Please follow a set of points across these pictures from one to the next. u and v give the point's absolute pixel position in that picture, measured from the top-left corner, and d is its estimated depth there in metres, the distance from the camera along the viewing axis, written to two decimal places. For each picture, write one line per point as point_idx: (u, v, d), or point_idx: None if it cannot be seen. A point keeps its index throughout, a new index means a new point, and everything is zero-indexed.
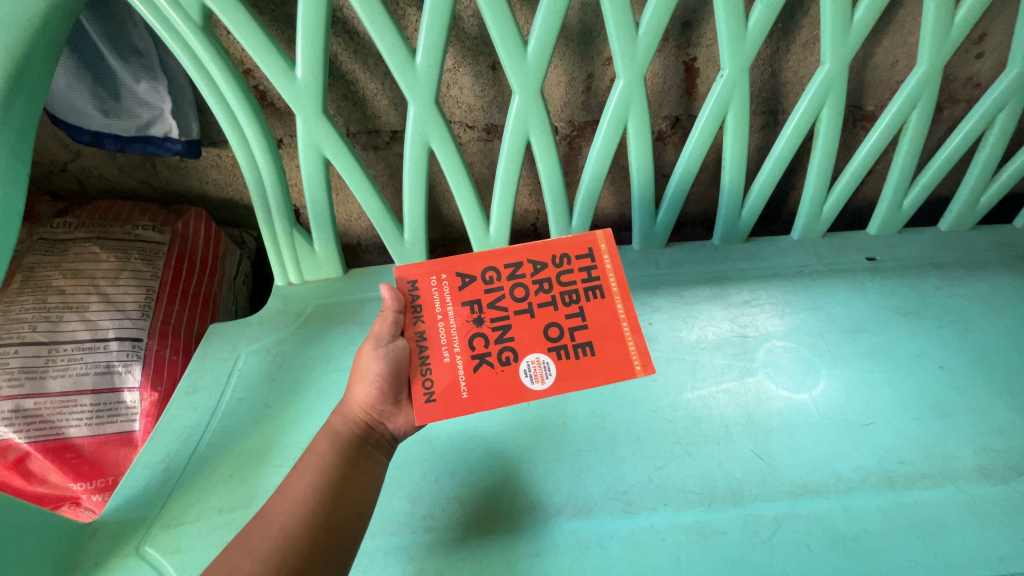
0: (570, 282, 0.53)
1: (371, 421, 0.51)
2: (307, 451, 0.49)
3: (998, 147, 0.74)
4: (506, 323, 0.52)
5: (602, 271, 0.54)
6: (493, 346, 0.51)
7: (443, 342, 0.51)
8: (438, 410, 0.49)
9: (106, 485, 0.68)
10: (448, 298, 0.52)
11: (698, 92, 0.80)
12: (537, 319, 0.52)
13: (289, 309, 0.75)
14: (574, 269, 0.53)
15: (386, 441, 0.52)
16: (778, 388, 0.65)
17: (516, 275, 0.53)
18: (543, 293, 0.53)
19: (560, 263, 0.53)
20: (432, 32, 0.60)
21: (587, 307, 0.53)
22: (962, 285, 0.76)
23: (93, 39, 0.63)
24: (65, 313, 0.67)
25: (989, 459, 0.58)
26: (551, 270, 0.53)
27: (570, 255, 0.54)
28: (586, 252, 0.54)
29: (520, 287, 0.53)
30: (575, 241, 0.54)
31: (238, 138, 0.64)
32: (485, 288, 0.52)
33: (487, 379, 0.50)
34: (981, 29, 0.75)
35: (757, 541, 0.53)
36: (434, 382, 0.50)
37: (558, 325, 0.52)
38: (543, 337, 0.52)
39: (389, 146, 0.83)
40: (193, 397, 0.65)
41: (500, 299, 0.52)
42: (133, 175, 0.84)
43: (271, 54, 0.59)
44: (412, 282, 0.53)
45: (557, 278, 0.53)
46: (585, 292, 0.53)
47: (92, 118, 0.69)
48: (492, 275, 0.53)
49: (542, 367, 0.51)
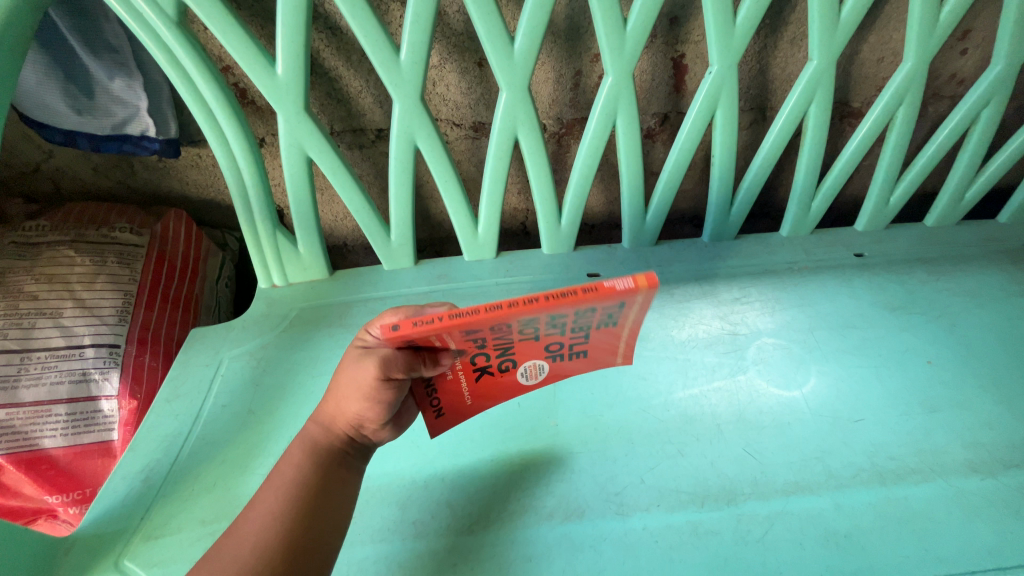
0: (590, 319, 0.40)
1: (355, 434, 0.49)
2: (281, 461, 0.47)
3: (982, 142, 0.74)
4: (507, 347, 0.43)
5: (633, 311, 0.40)
6: (493, 360, 0.45)
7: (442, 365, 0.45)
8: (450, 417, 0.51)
9: (83, 498, 0.68)
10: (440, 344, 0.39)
11: (687, 89, 0.79)
12: (540, 343, 0.43)
13: (273, 312, 0.73)
14: (597, 311, 0.38)
15: (366, 449, 0.51)
16: (769, 386, 0.65)
17: (528, 324, 0.38)
18: (555, 326, 0.41)
19: (585, 311, 0.38)
20: (416, 27, 0.58)
21: (600, 330, 0.43)
22: (948, 280, 0.76)
23: (64, 34, 0.61)
24: (39, 320, 0.65)
25: (978, 453, 0.59)
26: (570, 315, 0.38)
27: (597, 308, 0.38)
28: (618, 301, 0.38)
29: (530, 327, 0.40)
30: (612, 284, 0.35)
31: (217, 136, 0.63)
32: (492, 333, 0.39)
33: (492, 388, 0.49)
34: (965, 25, 0.76)
35: (750, 540, 0.53)
36: (439, 395, 0.49)
37: (561, 342, 0.44)
38: (547, 352, 0.45)
39: (374, 144, 0.81)
40: (173, 404, 0.63)
41: (504, 334, 0.40)
42: (109, 176, 0.82)
43: (250, 51, 0.57)
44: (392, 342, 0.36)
45: (574, 318, 0.39)
46: (603, 322, 0.41)
47: (64, 116, 0.67)
48: (499, 329, 0.38)
49: (541, 369, 0.49)
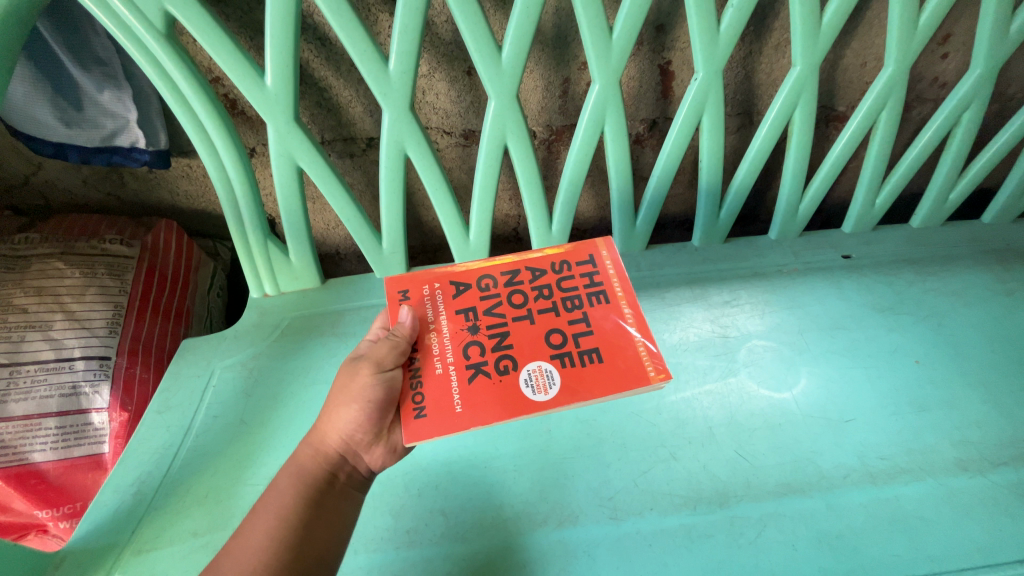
0: (568, 287, 0.52)
1: (346, 452, 0.48)
2: (270, 490, 0.47)
3: (965, 144, 0.76)
4: (503, 331, 0.50)
5: (602, 277, 0.53)
6: (490, 355, 0.49)
7: (432, 358, 0.49)
8: (429, 428, 0.45)
9: (74, 512, 0.66)
10: (441, 303, 0.52)
11: (674, 95, 0.80)
12: (537, 326, 0.50)
13: (265, 322, 0.73)
14: (574, 275, 0.53)
15: (361, 476, 0.50)
16: (760, 388, 0.65)
17: (516, 285, 0.53)
18: (543, 299, 0.52)
19: (560, 270, 0.53)
20: (405, 37, 0.59)
21: (591, 311, 0.51)
22: (935, 280, 0.77)
23: (53, 48, 0.61)
24: (28, 333, 0.65)
25: (966, 451, 0.59)
26: (551, 277, 0.53)
27: (566, 263, 0.54)
28: (580, 258, 0.54)
29: (519, 292, 0.52)
30: (571, 248, 0.55)
31: (207, 148, 0.63)
32: (482, 295, 0.52)
33: (482, 389, 0.47)
34: (945, 30, 0.77)
35: (743, 543, 0.53)
36: (424, 396, 0.47)
37: (561, 332, 0.50)
38: (546, 342, 0.49)
39: (366, 153, 0.81)
40: (165, 416, 0.63)
41: (497, 307, 0.51)
42: (99, 188, 0.82)
43: (239, 62, 0.57)
44: (405, 293, 0.53)
45: (557, 284, 0.53)
46: (586, 298, 0.52)
47: (54, 129, 0.67)
48: (489, 286, 0.53)
49: (550, 379, 0.47)
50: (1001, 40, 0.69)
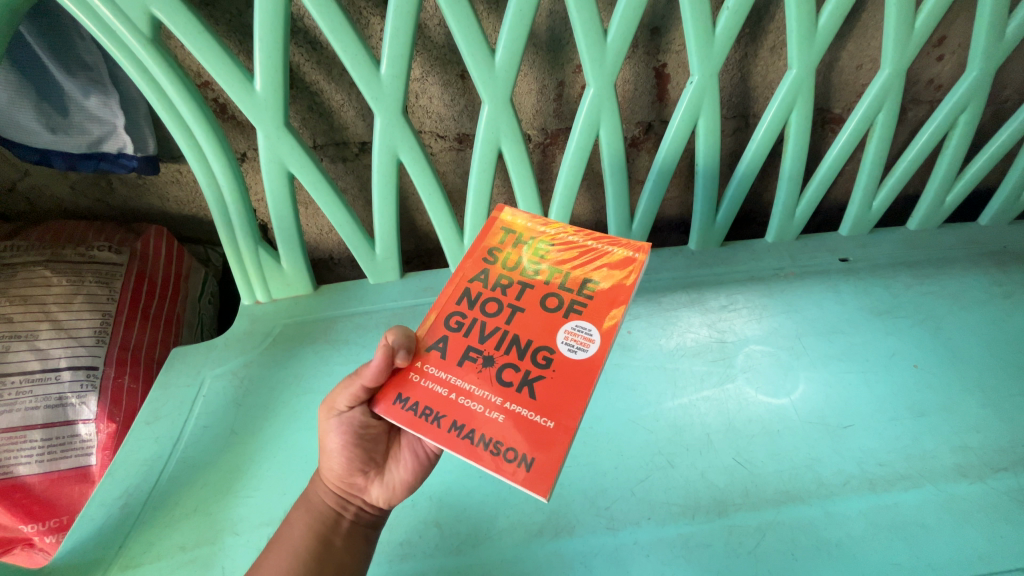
0: (515, 262, 0.50)
1: (346, 493, 0.47)
2: (287, 525, 0.47)
3: (961, 146, 0.75)
4: (511, 336, 0.45)
5: (530, 233, 0.52)
6: (526, 362, 0.43)
7: (484, 414, 0.41)
8: (549, 461, 0.39)
9: (61, 526, 0.64)
10: (439, 374, 0.43)
11: (670, 98, 0.80)
12: (527, 307, 0.46)
13: (256, 329, 0.72)
14: (511, 253, 0.50)
15: (371, 514, 0.48)
16: (758, 394, 0.65)
17: (473, 300, 0.48)
18: (508, 288, 0.48)
19: (499, 257, 0.50)
20: (396, 40, 0.58)
21: (549, 263, 0.49)
22: (932, 283, 0.77)
23: (37, 53, 0.60)
24: (13, 343, 0.64)
25: (966, 457, 0.59)
26: (497, 268, 0.49)
27: (497, 248, 0.51)
28: (501, 236, 0.52)
29: (487, 301, 0.47)
30: (489, 232, 0.52)
31: (196, 154, 0.62)
32: (464, 332, 0.46)
33: (552, 392, 0.42)
34: (940, 32, 0.77)
35: (742, 552, 0.52)
36: (514, 445, 0.40)
37: (548, 294, 0.47)
38: (547, 313, 0.46)
39: (358, 157, 0.80)
40: (153, 427, 0.62)
41: (484, 327, 0.46)
42: (87, 194, 0.80)
43: (228, 67, 0.57)
44: (399, 394, 0.42)
45: (506, 270, 0.49)
46: (537, 257, 0.50)
47: (39, 135, 0.65)
48: (459, 322, 0.46)
49: (585, 330, 0.44)
50: (997, 42, 0.68)
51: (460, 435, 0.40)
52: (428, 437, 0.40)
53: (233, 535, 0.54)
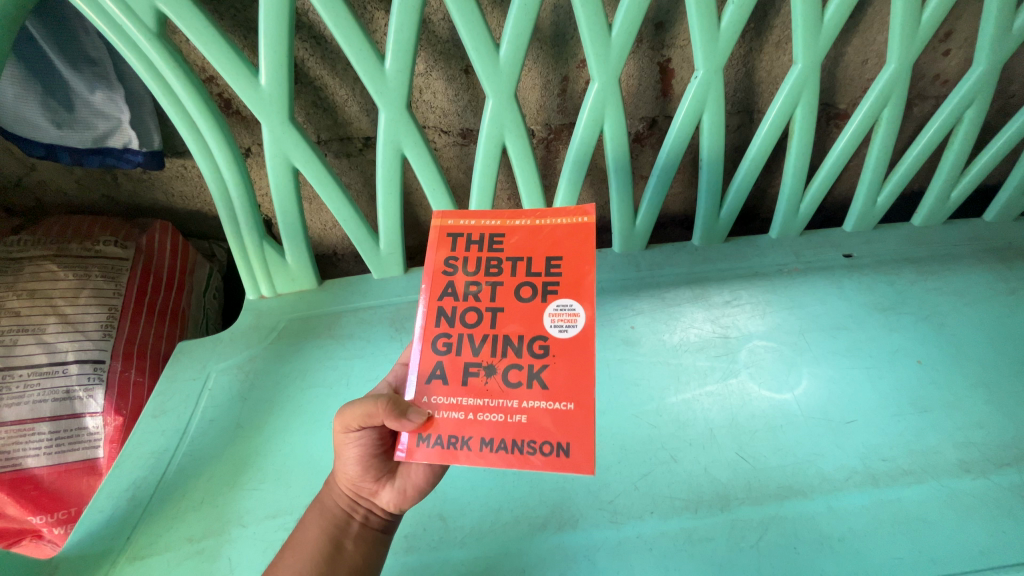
0: (475, 262, 0.47)
1: (357, 495, 0.48)
2: (299, 528, 0.48)
3: (967, 142, 0.75)
4: (503, 338, 0.44)
5: (479, 226, 0.48)
6: (527, 358, 0.43)
7: (508, 421, 0.43)
8: (582, 441, 0.41)
9: (69, 517, 0.65)
10: (449, 401, 0.43)
11: (674, 93, 0.79)
12: (504, 304, 0.45)
13: (262, 324, 0.72)
14: (468, 254, 0.47)
15: (381, 519, 0.48)
16: (762, 389, 0.65)
17: (450, 316, 0.45)
18: (478, 294, 0.46)
19: (457, 264, 0.47)
20: (401, 34, 0.58)
21: (509, 253, 0.47)
22: (936, 279, 0.77)
23: (43, 47, 0.60)
24: (22, 336, 0.64)
25: (969, 452, 0.59)
26: (459, 276, 0.46)
27: (450, 255, 0.47)
28: (451, 243, 0.47)
29: (465, 312, 0.45)
30: (439, 243, 0.48)
31: (201, 149, 0.62)
32: (455, 352, 0.44)
33: (562, 376, 0.43)
34: (947, 27, 0.76)
35: (745, 546, 0.53)
36: (547, 439, 0.42)
37: (516, 286, 0.45)
38: (525, 304, 0.45)
39: (362, 153, 0.80)
40: (160, 420, 0.63)
41: (473, 341, 0.44)
42: (93, 189, 0.81)
43: (233, 62, 0.57)
44: (421, 434, 0.43)
45: (467, 276, 0.46)
46: (496, 251, 0.47)
47: (45, 130, 0.66)
48: (446, 343, 0.45)
49: (568, 307, 0.44)
50: (1005, 37, 0.68)
51: (494, 447, 0.42)
52: (465, 463, 0.41)
53: (239, 527, 0.54)
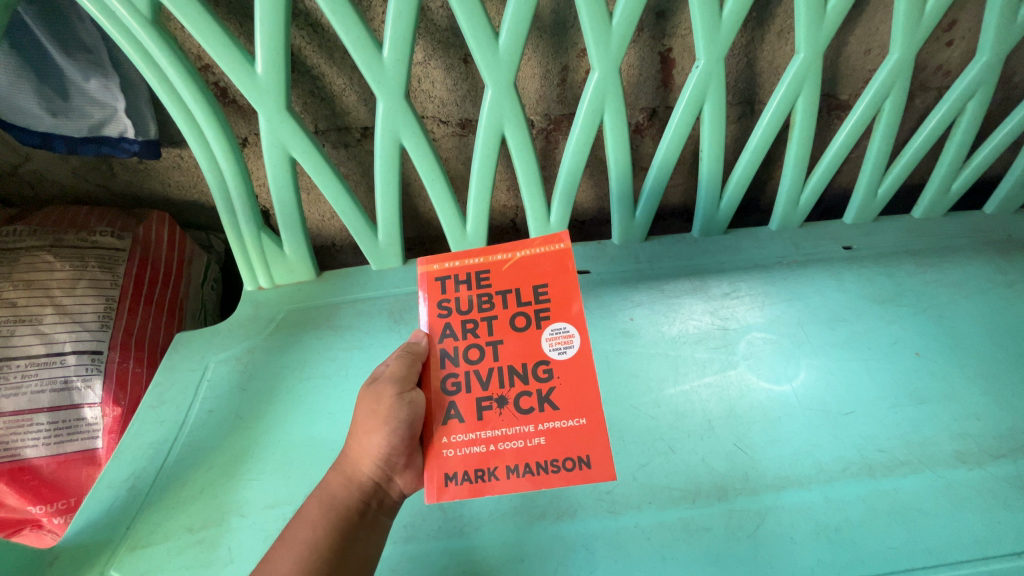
0: (468, 300, 0.51)
1: (375, 482, 0.46)
2: (302, 520, 0.44)
3: (969, 134, 0.75)
4: (509, 369, 0.48)
5: (464, 267, 0.52)
6: (535, 383, 0.47)
7: (527, 445, 0.46)
8: (601, 453, 0.45)
9: (68, 507, 0.65)
10: (468, 437, 0.46)
11: (675, 83, 0.79)
12: (503, 336, 0.49)
13: (260, 315, 0.72)
14: (459, 295, 0.51)
15: (393, 502, 0.47)
16: (759, 380, 0.65)
17: (453, 357, 0.49)
18: (476, 331, 0.50)
19: (451, 307, 0.51)
20: (398, 23, 0.57)
21: (497, 287, 0.51)
22: (935, 271, 0.77)
23: (37, 35, 0.60)
24: (18, 327, 0.64)
25: (965, 444, 0.59)
26: (455, 317, 0.50)
27: (441, 300, 0.51)
28: (441, 287, 0.51)
29: (467, 351, 0.49)
30: (429, 289, 0.51)
31: (196, 138, 0.61)
32: (465, 391, 0.47)
33: (571, 395, 0.47)
34: (951, 16, 0.76)
35: (742, 536, 0.53)
36: (568, 456, 0.45)
37: (509, 317, 0.50)
38: (522, 333, 0.49)
39: (361, 143, 0.80)
40: (159, 410, 0.63)
41: (481, 378, 0.48)
42: (88, 178, 0.80)
43: (228, 50, 0.56)
44: (446, 474, 0.45)
45: (463, 317, 0.50)
46: (486, 286, 0.51)
47: (39, 118, 0.65)
48: (454, 382, 0.47)
49: (562, 330, 0.49)
50: (1009, 27, 0.67)
51: (521, 472, 0.45)
52: (494, 492, 0.44)
53: (239, 518, 0.54)
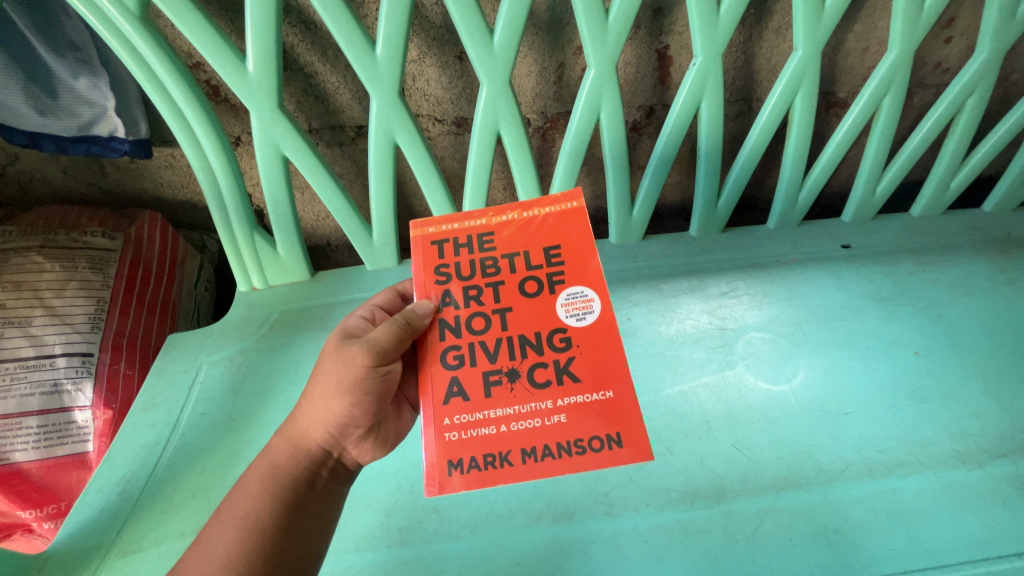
0: (469, 264, 0.46)
1: (330, 443, 0.45)
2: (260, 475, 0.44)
3: (968, 131, 0.74)
4: (520, 339, 0.44)
5: (464, 228, 0.47)
6: (551, 355, 0.43)
7: (546, 424, 0.42)
8: (632, 429, 0.41)
9: (58, 512, 0.64)
10: (475, 418, 0.42)
11: (672, 81, 0.78)
12: (512, 303, 0.45)
13: (253, 316, 0.71)
14: (459, 260, 0.46)
15: (347, 467, 0.48)
16: (757, 380, 0.64)
17: (455, 327, 0.45)
18: (480, 298, 0.45)
19: (451, 273, 0.46)
20: (392, 20, 0.57)
21: (501, 249, 0.47)
22: (934, 269, 0.76)
23: (24, 32, 0.59)
24: (7, 329, 0.63)
25: (965, 444, 0.59)
26: (455, 284, 0.46)
27: (439, 264, 0.47)
28: (437, 250, 0.47)
29: (471, 320, 0.45)
30: (424, 254, 0.47)
31: (187, 136, 0.60)
32: (470, 365, 0.44)
33: (594, 366, 0.43)
34: (949, 13, 0.75)
35: (740, 538, 0.52)
36: (593, 434, 0.41)
37: (518, 282, 0.45)
38: (533, 299, 0.45)
39: (355, 142, 0.79)
40: (151, 413, 0.62)
41: (488, 350, 0.44)
42: (79, 178, 0.79)
43: (218, 47, 0.55)
44: (451, 462, 0.41)
45: (464, 283, 0.46)
46: (489, 249, 0.47)
47: (27, 118, 0.64)
48: (456, 356, 0.44)
49: (580, 294, 0.45)
50: (1009, 23, 0.67)
51: (539, 456, 0.41)
52: (513, 480, 0.40)
53: None
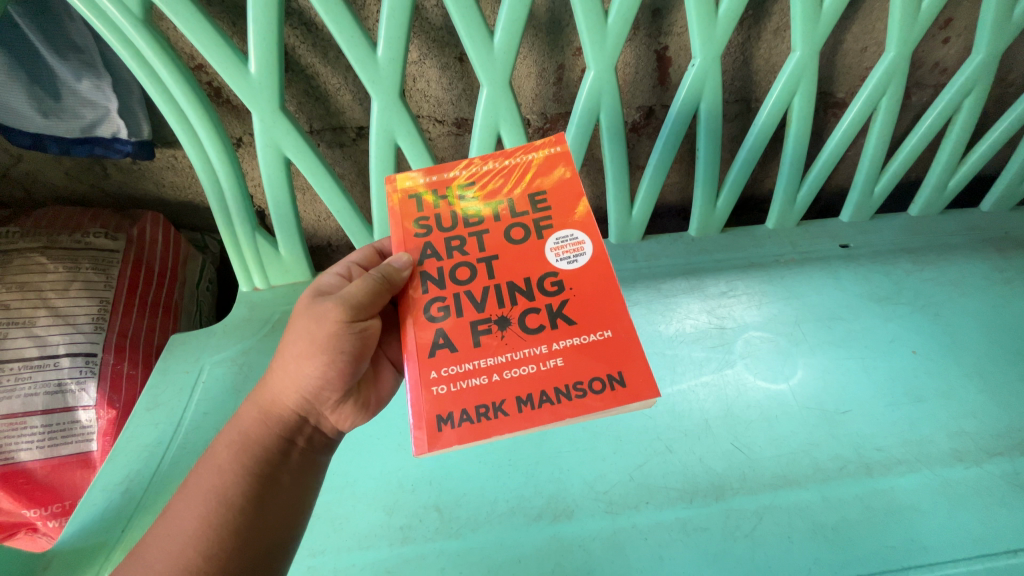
0: (450, 215, 0.47)
1: (305, 408, 0.46)
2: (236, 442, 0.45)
3: (965, 131, 0.75)
4: (507, 285, 0.44)
5: (443, 180, 0.48)
6: (542, 299, 0.43)
7: (542, 368, 0.41)
8: (633, 368, 0.40)
9: (63, 511, 0.65)
10: (465, 369, 0.41)
11: (671, 82, 0.79)
12: (496, 250, 0.45)
13: (255, 317, 0.72)
14: (438, 212, 0.47)
15: (324, 436, 0.48)
16: (756, 379, 0.65)
17: (438, 279, 0.44)
18: (464, 247, 0.45)
19: (431, 224, 0.46)
20: (393, 23, 0.57)
21: (483, 199, 0.47)
22: (932, 269, 0.77)
23: (28, 35, 0.59)
24: (12, 330, 0.64)
25: (962, 442, 0.59)
26: (436, 235, 0.46)
27: (417, 216, 0.47)
28: (416, 203, 0.47)
29: (455, 270, 0.44)
30: (403, 208, 0.47)
31: (189, 137, 0.61)
32: (457, 313, 0.43)
33: (589, 308, 0.42)
34: (947, 14, 0.76)
35: (739, 536, 0.53)
36: (594, 375, 0.40)
37: (501, 229, 0.46)
38: (520, 244, 0.45)
39: (356, 143, 0.79)
40: (154, 413, 0.62)
41: (475, 297, 0.43)
42: (81, 179, 0.80)
43: (221, 50, 0.56)
44: (441, 416, 0.40)
45: (445, 234, 0.46)
46: (471, 199, 0.47)
47: (31, 119, 0.64)
48: (441, 307, 0.43)
49: (569, 238, 0.45)
50: (1005, 24, 0.67)
51: (536, 403, 0.40)
52: (508, 429, 0.39)
53: None
